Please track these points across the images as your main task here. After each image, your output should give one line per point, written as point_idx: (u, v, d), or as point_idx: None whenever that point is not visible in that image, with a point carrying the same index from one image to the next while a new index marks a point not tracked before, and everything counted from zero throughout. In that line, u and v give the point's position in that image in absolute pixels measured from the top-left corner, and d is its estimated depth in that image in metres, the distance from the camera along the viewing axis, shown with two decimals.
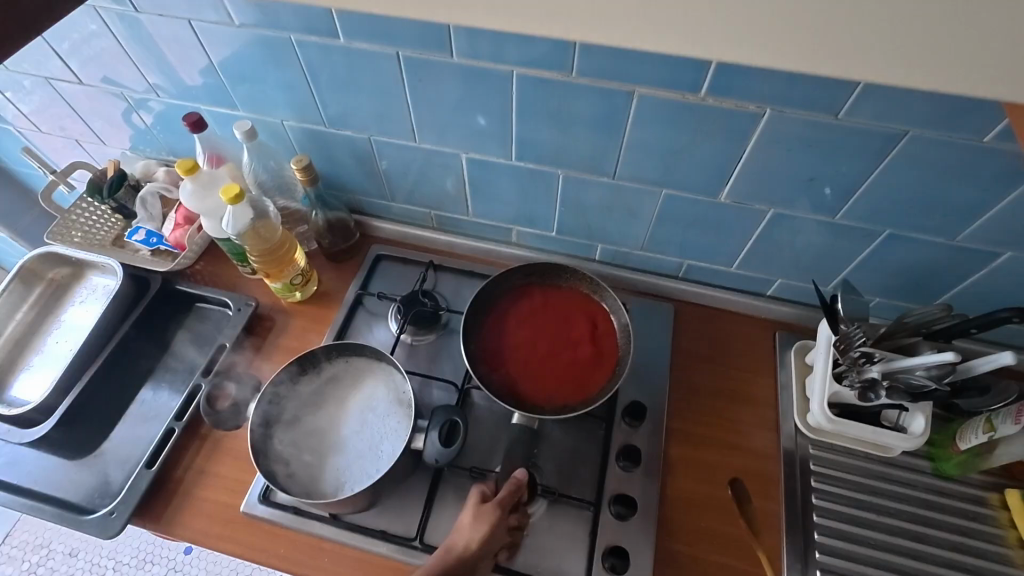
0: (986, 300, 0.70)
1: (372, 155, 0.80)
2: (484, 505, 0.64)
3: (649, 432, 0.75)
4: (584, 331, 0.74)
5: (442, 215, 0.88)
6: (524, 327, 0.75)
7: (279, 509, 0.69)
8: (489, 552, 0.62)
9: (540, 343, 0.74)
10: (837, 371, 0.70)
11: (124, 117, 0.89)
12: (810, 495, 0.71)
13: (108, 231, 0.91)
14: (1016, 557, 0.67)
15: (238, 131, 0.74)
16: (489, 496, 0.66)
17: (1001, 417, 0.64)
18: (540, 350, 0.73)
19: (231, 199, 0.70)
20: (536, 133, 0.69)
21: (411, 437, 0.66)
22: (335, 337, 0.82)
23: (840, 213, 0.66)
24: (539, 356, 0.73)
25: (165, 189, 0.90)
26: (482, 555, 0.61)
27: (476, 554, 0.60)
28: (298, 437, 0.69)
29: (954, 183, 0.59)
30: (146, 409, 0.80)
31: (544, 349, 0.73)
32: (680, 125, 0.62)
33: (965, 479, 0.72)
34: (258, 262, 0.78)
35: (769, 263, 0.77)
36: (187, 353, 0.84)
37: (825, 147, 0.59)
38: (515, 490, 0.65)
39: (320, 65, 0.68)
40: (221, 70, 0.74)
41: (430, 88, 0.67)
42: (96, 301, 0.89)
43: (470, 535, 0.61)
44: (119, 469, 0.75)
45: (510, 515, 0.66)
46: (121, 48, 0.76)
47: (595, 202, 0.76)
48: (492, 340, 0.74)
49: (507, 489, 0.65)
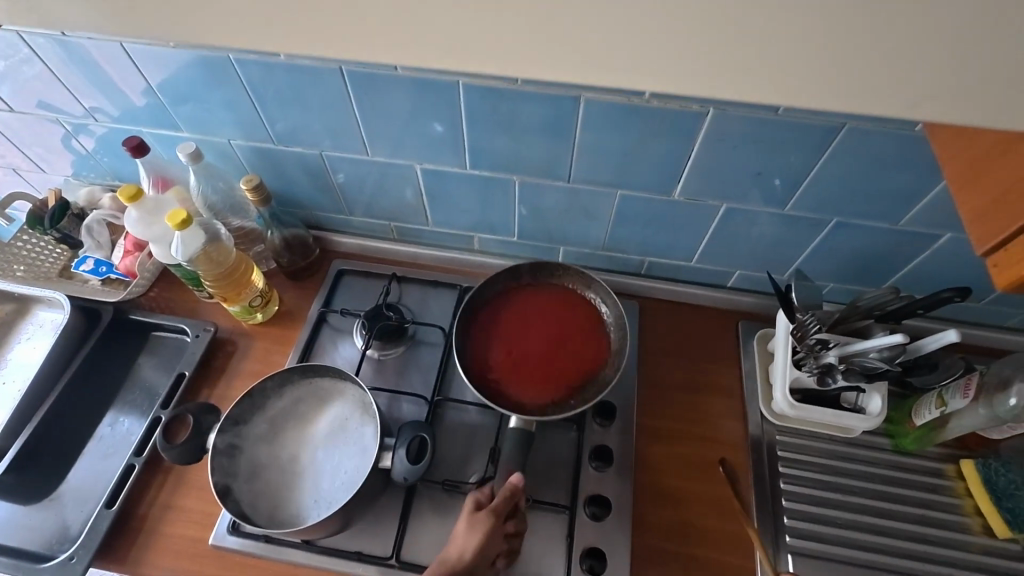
0: (932, 279, 0.73)
1: (326, 170, 0.79)
2: (477, 514, 0.62)
3: (620, 430, 0.76)
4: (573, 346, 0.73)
5: (402, 226, 0.87)
6: (515, 327, 0.74)
7: (249, 538, 0.67)
8: (483, 563, 0.60)
9: (524, 346, 0.73)
10: (796, 358, 0.72)
11: (62, 142, 0.85)
12: (778, 480, 0.72)
13: (54, 263, 0.87)
14: (974, 524, 0.70)
15: (182, 154, 0.72)
16: (484, 502, 0.64)
17: (951, 392, 0.67)
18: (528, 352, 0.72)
19: (178, 224, 0.68)
20: (487, 141, 0.68)
21: (378, 456, 0.64)
22: (299, 358, 0.81)
23: (789, 205, 0.68)
24: (526, 362, 0.72)
25: (111, 215, 0.87)
26: (478, 564, 0.60)
27: (468, 564, 0.59)
28: (263, 465, 0.68)
29: (891, 172, 0.61)
30: (103, 446, 0.77)
31: (529, 357, 0.72)
32: (628, 127, 0.62)
33: (923, 453, 0.75)
34: (213, 287, 0.76)
35: (727, 256, 0.79)
36: (145, 386, 0.82)
37: (769, 142, 0.61)
38: (510, 498, 0.63)
39: (262, 83, 0.67)
40: (161, 91, 0.72)
41: (377, 101, 0.66)
42: (44, 337, 0.85)
43: (463, 545, 0.60)
44: (78, 511, 0.72)
45: (507, 522, 0.64)
46: (52, 74, 0.73)
47: (553, 205, 0.76)
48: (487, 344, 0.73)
49: (502, 497, 0.63)
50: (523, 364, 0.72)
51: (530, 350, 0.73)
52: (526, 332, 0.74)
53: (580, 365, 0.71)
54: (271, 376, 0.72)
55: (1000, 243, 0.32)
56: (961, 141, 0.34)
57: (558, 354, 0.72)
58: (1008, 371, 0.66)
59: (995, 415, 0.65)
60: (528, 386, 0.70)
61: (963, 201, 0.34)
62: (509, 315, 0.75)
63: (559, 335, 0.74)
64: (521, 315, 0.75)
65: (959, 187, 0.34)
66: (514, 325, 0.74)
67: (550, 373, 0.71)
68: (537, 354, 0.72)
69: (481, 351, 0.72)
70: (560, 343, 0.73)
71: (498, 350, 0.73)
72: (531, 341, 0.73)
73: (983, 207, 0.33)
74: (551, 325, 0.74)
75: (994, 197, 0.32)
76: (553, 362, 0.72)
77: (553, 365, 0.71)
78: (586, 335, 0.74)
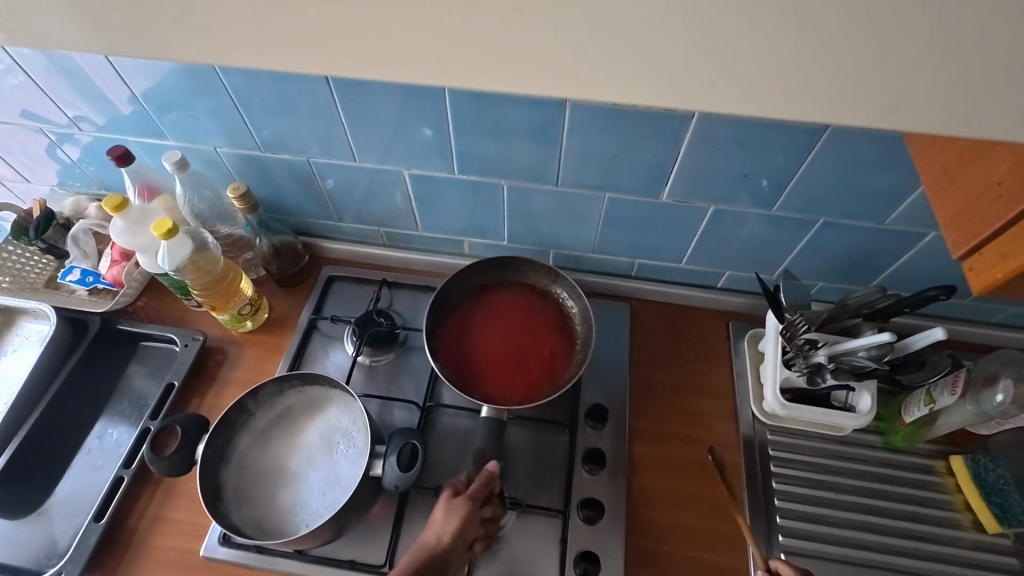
0: (918, 276, 0.74)
1: (313, 176, 0.78)
2: (455, 499, 0.64)
3: (613, 433, 0.76)
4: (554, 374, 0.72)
5: (392, 232, 0.87)
6: (499, 326, 0.76)
7: (241, 549, 0.67)
8: (463, 544, 0.62)
9: (501, 348, 0.74)
10: (786, 358, 0.73)
11: (47, 152, 0.85)
12: (770, 480, 0.73)
13: (39, 274, 0.86)
14: (965, 519, 0.70)
15: (168, 162, 0.71)
16: (461, 490, 0.66)
17: (938, 389, 0.68)
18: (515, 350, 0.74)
19: (163, 233, 0.67)
20: (475, 146, 0.68)
21: (369, 463, 0.64)
22: (290, 365, 0.80)
23: (777, 205, 0.68)
24: (499, 367, 0.73)
25: (98, 225, 0.86)
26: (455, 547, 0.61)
27: (449, 546, 0.61)
28: (253, 475, 0.68)
29: (877, 172, 0.61)
30: (92, 458, 0.76)
31: (502, 362, 0.73)
32: (615, 130, 0.62)
33: (914, 450, 0.75)
34: (202, 296, 0.76)
35: (716, 257, 0.79)
36: (134, 397, 0.81)
37: (755, 144, 0.61)
38: (485, 483, 0.65)
39: (248, 91, 0.66)
40: (145, 100, 0.71)
41: (363, 108, 0.66)
42: (30, 349, 0.84)
43: (442, 528, 0.62)
44: (66, 525, 0.71)
45: (483, 507, 0.66)
46: (35, 84, 0.73)
47: (542, 209, 0.76)
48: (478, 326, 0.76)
49: (477, 483, 0.65)
50: (492, 367, 0.73)
51: (503, 355, 0.74)
52: (509, 333, 0.75)
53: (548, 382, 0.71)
54: (259, 385, 0.71)
55: (974, 249, 0.32)
56: (931, 146, 0.35)
57: (531, 367, 0.73)
58: (995, 367, 0.67)
59: (982, 411, 0.66)
60: (491, 388, 0.71)
61: (939, 207, 0.34)
62: (495, 314, 0.76)
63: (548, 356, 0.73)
64: (509, 316, 0.77)
65: (935, 193, 0.34)
66: (498, 324, 0.76)
67: (517, 382, 0.71)
68: (512, 360, 0.73)
69: (459, 342, 0.74)
70: (536, 356, 0.73)
71: (477, 344, 0.74)
72: (510, 344, 0.74)
73: (958, 212, 0.33)
74: (536, 338, 0.75)
75: (965, 202, 0.32)
76: (525, 375, 0.72)
77: (522, 377, 0.72)
78: (565, 354, 0.74)
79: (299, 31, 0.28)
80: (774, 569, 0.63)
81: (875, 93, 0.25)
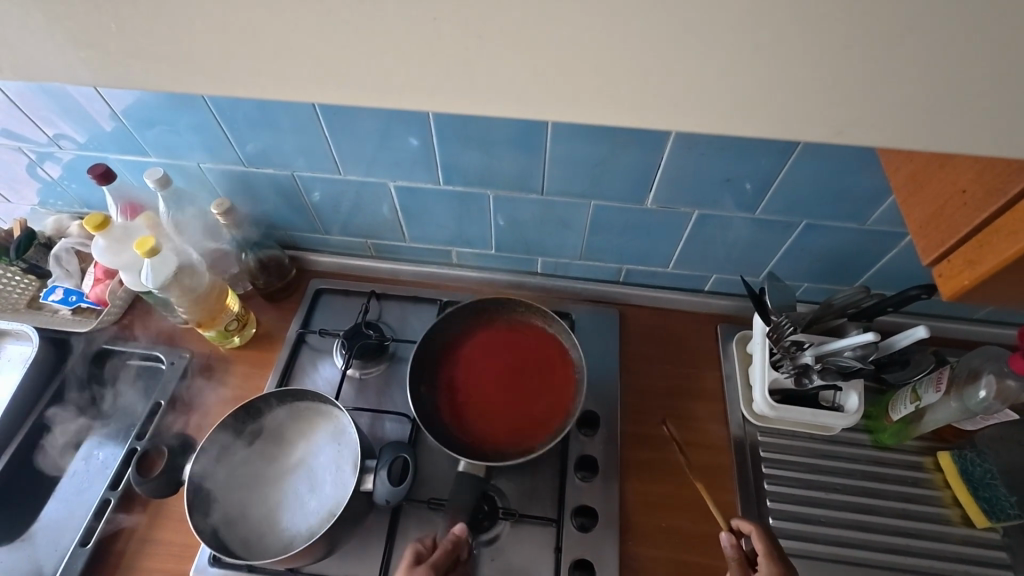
0: (901, 276, 0.75)
1: (299, 190, 0.78)
2: (416, 570, 0.59)
3: (604, 439, 0.76)
4: (531, 365, 0.75)
5: (379, 243, 0.87)
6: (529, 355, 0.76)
7: (231, 569, 0.66)
8: None
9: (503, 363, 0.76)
10: (774, 360, 0.73)
11: (27, 171, 0.83)
12: (762, 481, 0.73)
13: (21, 295, 0.84)
14: (954, 515, 0.71)
15: (149, 180, 0.71)
16: (423, 554, 0.62)
17: (924, 387, 0.69)
18: (488, 383, 0.74)
19: (146, 252, 0.66)
20: (458, 156, 0.69)
21: (360, 478, 0.64)
22: (278, 380, 0.79)
23: (760, 209, 0.69)
24: (497, 407, 0.72)
25: (81, 244, 0.84)
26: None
27: None
28: (241, 494, 0.67)
29: (856, 174, 0.62)
30: (78, 480, 0.76)
31: (492, 371, 0.75)
32: (596, 140, 0.63)
33: (902, 448, 0.76)
34: (187, 313, 0.75)
35: (703, 260, 0.79)
36: (121, 415, 0.80)
37: (736, 148, 0.62)
38: (451, 550, 0.62)
39: (232, 107, 0.66)
40: (126, 117, 0.71)
41: (346, 123, 0.66)
42: (13, 372, 0.83)
43: None
44: (50, 551, 0.70)
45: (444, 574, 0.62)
46: (15, 104, 0.72)
47: (527, 218, 0.77)
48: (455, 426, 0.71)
49: (442, 550, 0.61)
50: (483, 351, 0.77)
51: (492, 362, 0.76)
52: (529, 383, 0.74)
53: (511, 359, 0.76)
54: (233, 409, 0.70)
55: (943, 254, 0.33)
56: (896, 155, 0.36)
57: (485, 385, 0.74)
58: (976, 362, 0.68)
59: (966, 408, 0.67)
60: (527, 361, 0.75)
61: (908, 213, 0.35)
62: (528, 341, 0.77)
63: (512, 369, 0.75)
64: (540, 365, 0.75)
65: (902, 199, 0.35)
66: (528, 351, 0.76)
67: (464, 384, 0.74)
68: (491, 389, 0.74)
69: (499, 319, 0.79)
70: (491, 399, 0.73)
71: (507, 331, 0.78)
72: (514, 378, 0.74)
73: (925, 220, 0.34)
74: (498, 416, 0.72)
75: (933, 208, 0.33)
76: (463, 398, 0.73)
77: (499, 368, 0.75)
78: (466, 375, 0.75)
79: (258, 46, 0.25)
80: (737, 529, 0.65)
81: (862, 103, 0.23)
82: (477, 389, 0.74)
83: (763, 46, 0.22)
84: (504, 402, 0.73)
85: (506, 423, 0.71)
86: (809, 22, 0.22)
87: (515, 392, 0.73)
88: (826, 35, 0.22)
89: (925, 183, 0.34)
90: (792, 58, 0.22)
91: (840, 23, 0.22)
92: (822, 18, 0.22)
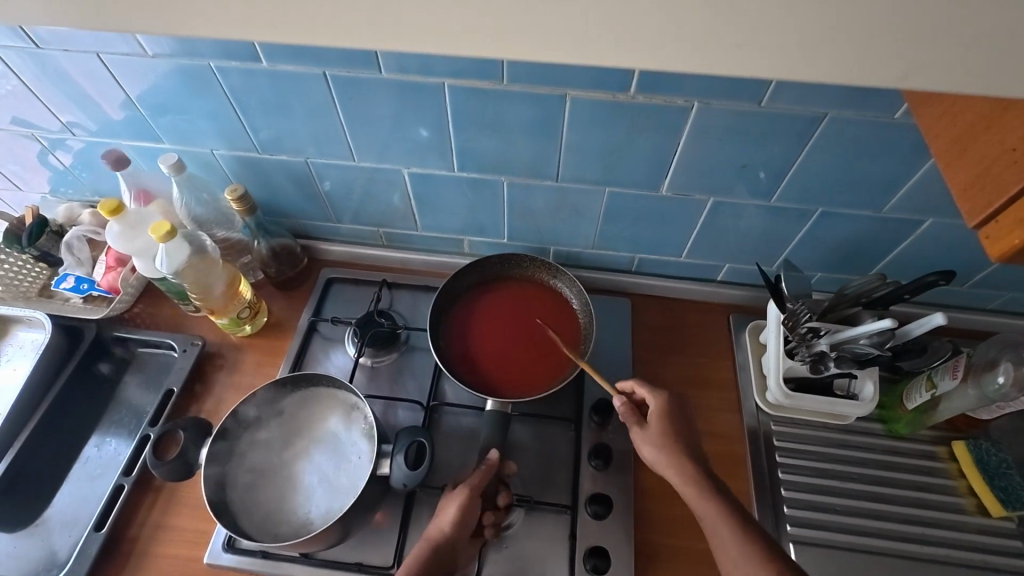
0: (915, 265, 0.75)
1: (312, 178, 0.78)
2: (456, 489, 0.65)
3: (617, 427, 0.76)
4: (544, 324, 0.77)
5: (391, 232, 0.86)
6: (543, 315, 0.78)
7: (245, 555, 0.66)
8: (465, 533, 0.63)
9: (514, 318, 0.78)
10: (788, 348, 0.73)
11: (39, 159, 0.83)
12: (776, 470, 0.73)
13: (32, 283, 0.84)
14: (968, 504, 0.71)
15: (164, 165, 0.70)
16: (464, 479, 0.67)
17: (939, 374, 0.69)
18: (504, 338, 0.77)
19: (162, 236, 0.66)
20: (472, 142, 0.68)
21: (377, 463, 0.64)
22: (291, 368, 0.79)
23: (776, 196, 0.69)
24: (510, 360, 0.75)
25: (92, 232, 0.83)
26: (457, 536, 0.62)
27: (451, 536, 0.62)
28: (257, 479, 0.67)
29: (873, 160, 0.62)
30: (91, 467, 0.75)
31: (507, 328, 0.77)
32: (614, 125, 0.63)
33: (916, 437, 0.75)
34: (200, 299, 0.75)
35: (716, 249, 0.79)
36: (132, 404, 0.80)
37: (754, 132, 0.61)
38: (486, 472, 0.65)
39: (245, 90, 0.66)
40: (141, 104, 0.71)
41: (361, 106, 0.66)
42: (25, 358, 0.83)
43: (444, 518, 0.63)
44: (65, 537, 0.70)
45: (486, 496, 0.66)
46: (30, 90, 0.72)
47: (541, 205, 0.76)
48: (469, 373, 0.73)
49: (478, 473, 0.65)
50: (498, 308, 0.79)
51: (504, 318, 0.78)
52: (542, 339, 0.76)
53: (526, 316, 0.78)
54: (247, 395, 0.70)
55: (989, 217, 0.33)
56: (944, 116, 0.36)
57: (500, 340, 0.76)
58: (994, 351, 0.68)
59: (983, 395, 0.66)
60: (541, 321, 0.77)
61: (951, 177, 0.35)
62: (541, 301, 0.79)
63: (526, 326, 0.77)
64: (553, 324, 0.77)
65: (946, 163, 0.36)
66: (540, 313, 0.78)
67: (477, 336, 0.77)
68: (505, 343, 0.76)
69: (513, 281, 0.81)
70: (505, 352, 0.75)
71: (523, 291, 0.80)
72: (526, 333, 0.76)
73: (970, 182, 0.34)
74: (509, 372, 0.74)
75: (979, 171, 0.33)
76: (476, 352, 0.75)
77: (516, 325, 0.77)
78: (482, 329, 0.77)
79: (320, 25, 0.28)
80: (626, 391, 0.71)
81: None
82: (491, 344, 0.76)
83: (768, 25, 0.25)
84: (516, 355, 0.75)
85: (519, 374, 0.73)
86: (800, 12, 0.25)
87: (528, 348, 0.75)
88: (813, 26, 0.25)
89: (965, 149, 0.34)
90: (783, 46, 0.26)
91: (822, 19, 0.25)
92: (808, 14, 0.25)
